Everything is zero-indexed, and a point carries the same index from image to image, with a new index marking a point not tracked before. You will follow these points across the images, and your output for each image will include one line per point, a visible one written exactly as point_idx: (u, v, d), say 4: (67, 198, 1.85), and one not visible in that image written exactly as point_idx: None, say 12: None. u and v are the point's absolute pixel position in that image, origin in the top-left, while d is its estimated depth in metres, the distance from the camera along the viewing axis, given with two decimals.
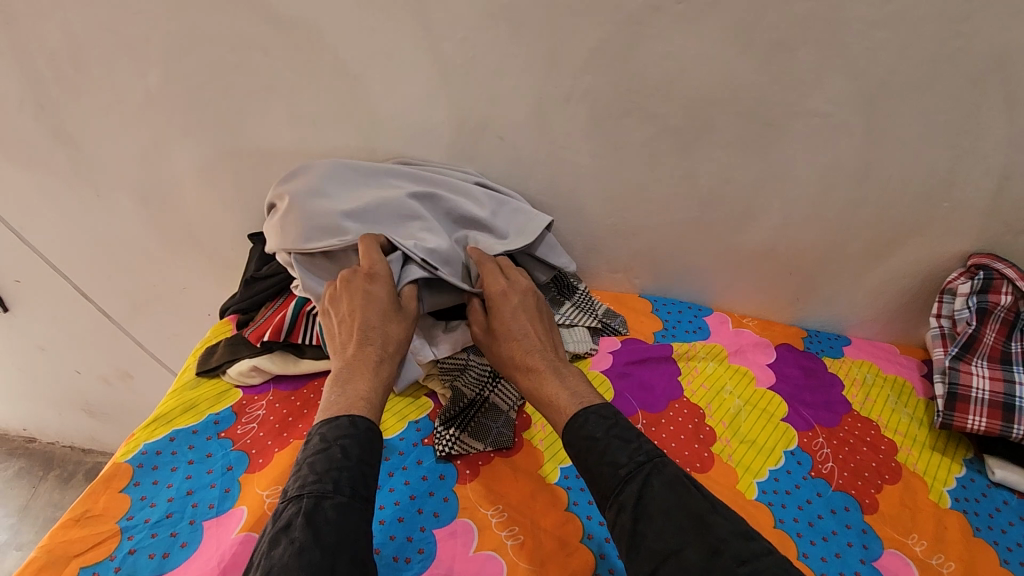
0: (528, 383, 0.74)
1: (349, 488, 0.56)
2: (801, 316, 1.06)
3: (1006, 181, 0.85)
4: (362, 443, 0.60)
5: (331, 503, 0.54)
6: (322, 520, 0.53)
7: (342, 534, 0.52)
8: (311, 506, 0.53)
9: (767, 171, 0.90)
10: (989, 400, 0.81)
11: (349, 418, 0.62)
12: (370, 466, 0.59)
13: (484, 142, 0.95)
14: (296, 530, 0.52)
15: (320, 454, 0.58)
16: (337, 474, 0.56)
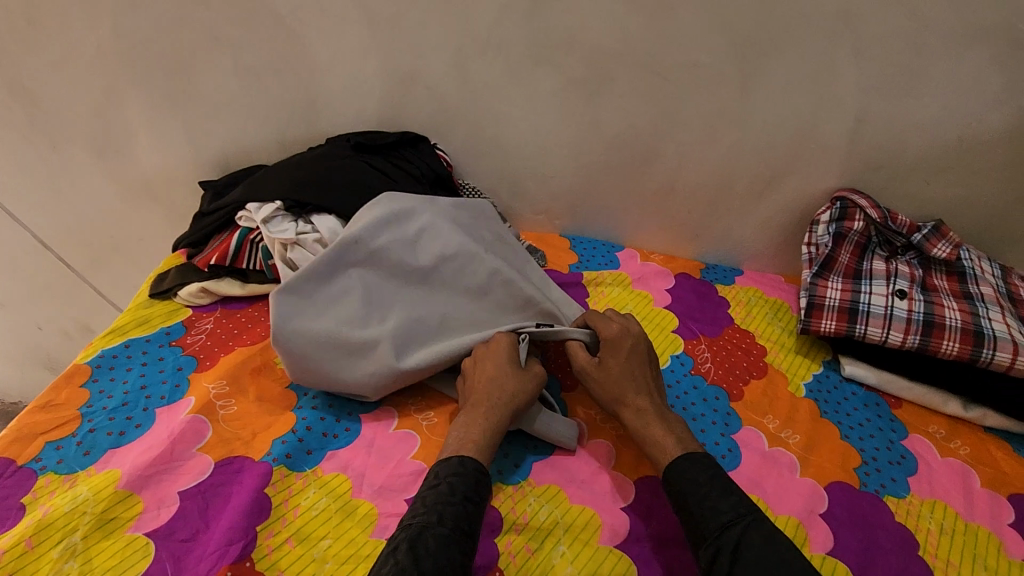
0: (636, 426, 0.74)
1: (453, 522, 0.59)
2: (703, 252, 1.20)
3: (862, 125, 0.97)
4: (469, 484, 0.64)
5: (435, 533, 0.57)
6: (427, 547, 0.56)
7: (440, 561, 0.55)
8: (416, 532, 0.57)
9: (659, 117, 1.02)
10: (838, 306, 0.95)
11: (461, 457, 0.67)
12: (474, 505, 0.62)
13: (413, 92, 1.07)
14: (401, 553, 0.55)
15: (429, 490, 0.63)
16: (442, 507, 0.60)
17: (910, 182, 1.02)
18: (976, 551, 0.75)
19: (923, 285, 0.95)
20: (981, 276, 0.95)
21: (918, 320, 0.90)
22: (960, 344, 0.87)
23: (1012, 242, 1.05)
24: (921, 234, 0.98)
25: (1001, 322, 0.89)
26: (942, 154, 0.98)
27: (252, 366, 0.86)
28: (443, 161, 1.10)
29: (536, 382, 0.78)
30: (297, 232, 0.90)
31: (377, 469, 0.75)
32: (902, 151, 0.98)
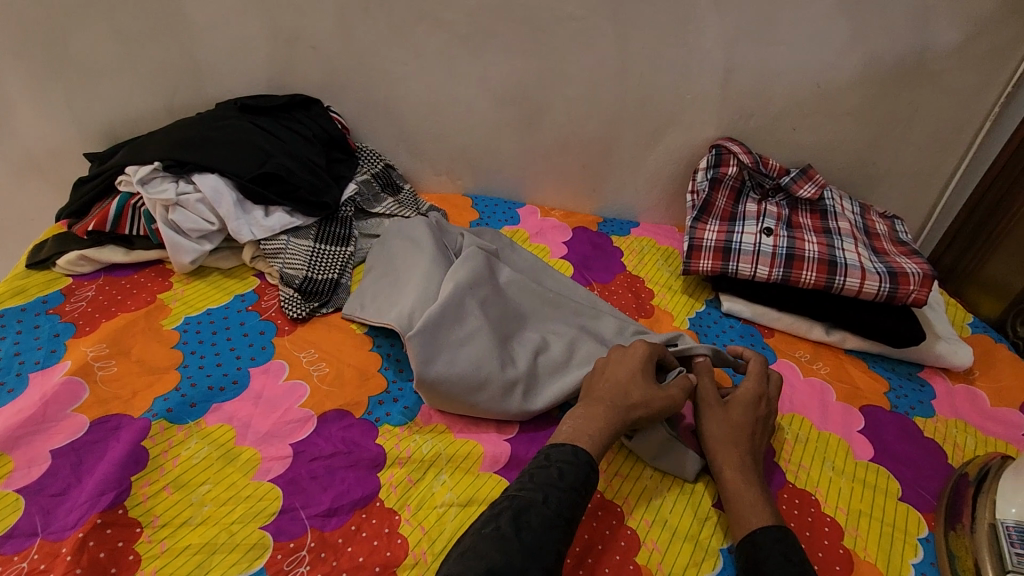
0: (734, 484, 0.69)
1: (557, 506, 0.57)
2: (602, 206, 1.25)
3: (730, 74, 1.04)
4: (580, 473, 0.61)
5: (538, 512, 0.56)
6: (528, 523, 0.55)
7: (539, 541, 0.54)
8: (520, 506, 0.56)
9: (544, 71, 1.07)
10: (715, 247, 1.02)
11: (574, 446, 0.64)
12: (582, 497, 0.60)
13: (301, 53, 1.09)
14: (503, 519, 0.55)
15: (539, 467, 0.61)
16: (549, 488, 0.58)
17: (779, 129, 1.09)
18: (825, 454, 0.81)
19: (788, 223, 1.04)
20: (840, 212, 1.06)
21: (781, 253, 0.98)
22: (817, 272, 0.96)
23: (875, 182, 1.14)
24: (789, 177, 1.07)
25: (853, 252, 0.98)
26: (804, 101, 1.05)
27: (137, 328, 0.85)
28: (338, 124, 1.11)
29: (664, 390, 0.73)
30: (178, 192, 0.93)
31: (264, 418, 0.75)
32: (768, 98, 1.06)
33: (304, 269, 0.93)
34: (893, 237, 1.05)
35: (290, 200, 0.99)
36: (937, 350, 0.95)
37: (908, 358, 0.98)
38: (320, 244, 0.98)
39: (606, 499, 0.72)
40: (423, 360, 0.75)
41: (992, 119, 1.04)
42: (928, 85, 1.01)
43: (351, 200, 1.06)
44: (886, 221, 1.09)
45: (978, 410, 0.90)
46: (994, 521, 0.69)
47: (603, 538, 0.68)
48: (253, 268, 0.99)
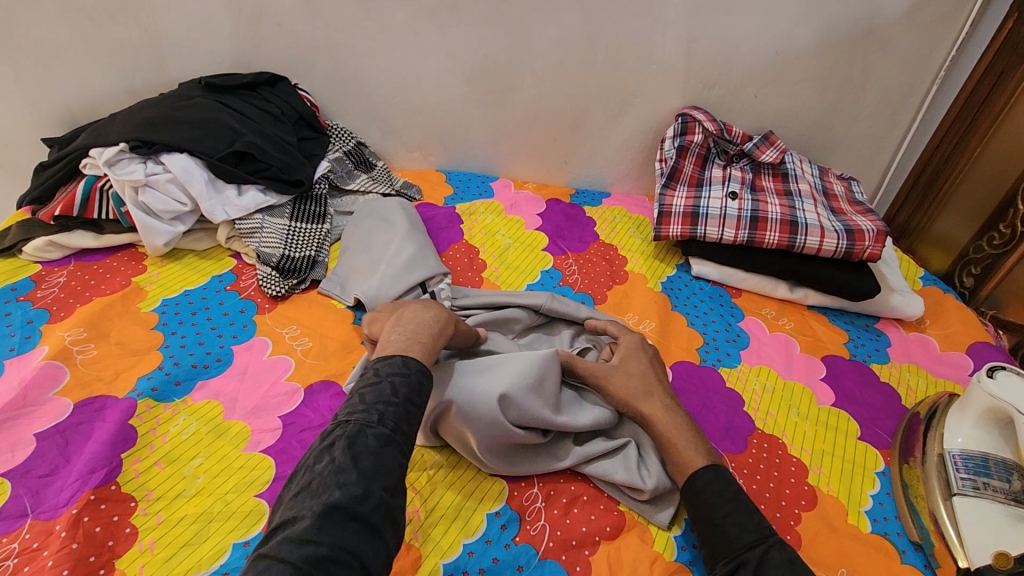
0: (664, 422, 0.70)
1: (393, 423, 0.55)
2: (574, 178, 1.28)
3: (693, 43, 1.06)
4: (411, 385, 0.59)
5: (375, 434, 0.54)
6: (364, 447, 0.52)
7: (377, 462, 0.52)
8: (354, 431, 0.53)
9: (511, 43, 1.08)
10: (683, 212, 1.05)
11: (403, 357, 0.62)
12: (415, 406, 0.58)
13: (264, 29, 1.08)
14: (338, 451, 0.52)
15: (370, 388, 0.58)
16: (383, 407, 0.56)
17: (741, 97, 1.13)
18: (791, 402, 0.86)
19: (752, 187, 1.09)
20: (801, 175, 1.11)
21: (746, 216, 1.03)
22: (779, 233, 1.00)
23: (833, 146, 1.19)
24: (752, 143, 1.11)
25: (813, 212, 1.03)
26: (765, 68, 1.09)
27: (113, 311, 0.84)
28: (307, 101, 1.11)
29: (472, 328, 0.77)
30: (147, 173, 0.92)
31: (251, 393, 0.76)
32: (730, 66, 1.09)
33: (281, 247, 0.94)
34: (850, 197, 1.10)
35: (262, 178, 0.98)
36: (891, 302, 1.02)
37: (866, 311, 1.03)
38: (295, 222, 0.98)
39: None
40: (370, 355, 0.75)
41: (939, 82, 1.09)
42: (880, 50, 1.06)
43: (324, 177, 1.06)
44: (843, 183, 1.15)
45: (929, 355, 0.97)
46: (942, 452, 0.75)
47: (587, 488, 0.71)
48: (229, 249, 0.99)
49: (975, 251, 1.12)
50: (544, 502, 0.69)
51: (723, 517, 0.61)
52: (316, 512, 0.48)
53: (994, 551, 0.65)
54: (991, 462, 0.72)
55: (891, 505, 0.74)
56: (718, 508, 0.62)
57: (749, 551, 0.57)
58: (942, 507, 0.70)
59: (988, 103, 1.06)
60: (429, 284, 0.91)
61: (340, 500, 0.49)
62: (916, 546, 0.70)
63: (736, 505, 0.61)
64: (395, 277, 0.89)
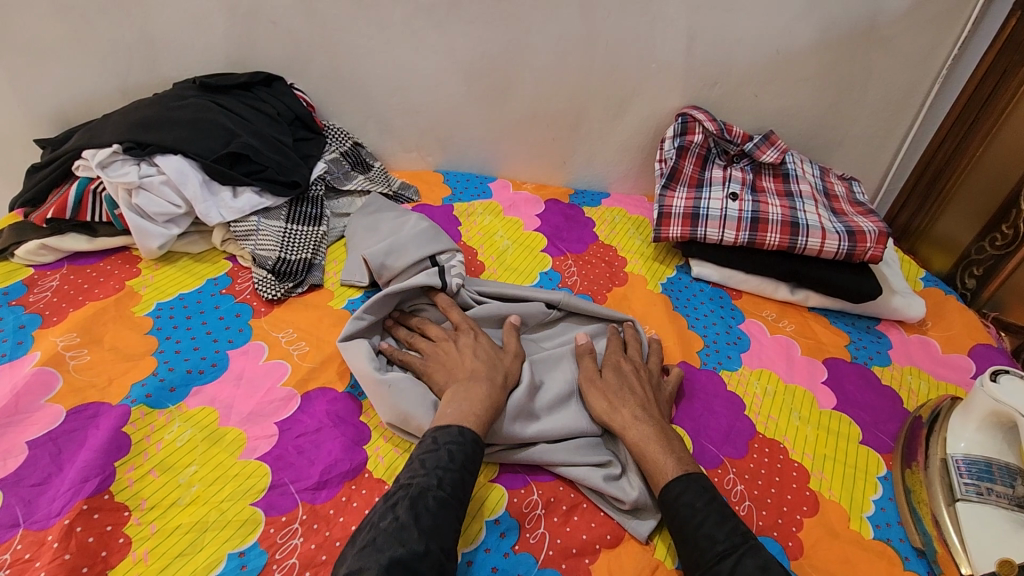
0: (635, 439, 0.70)
1: (451, 487, 0.60)
2: (572, 178, 1.27)
3: (693, 42, 1.05)
4: (468, 453, 0.63)
5: (434, 496, 0.58)
6: (425, 508, 0.57)
7: (435, 523, 0.56)
8: (416, 493, 0.58)
9: (509, 42, 1.07)
10: (684, 213, 1.04)
11: (460, 427, 0.65)
12: (470, 474, 0.63)
13: (258, 28, 1.06)
14: (400, 510, 0.56)
15: (429, 453, 0.62)
16: (441, 472, 0.60)
17: (741, 96, 1.12)
18: (792, 405, 0.85)
19: (752, 187, 1.08)
20: (801, 175, 1.10)
21: (747, 217, 1.02)
22: (780, 234, 1.00)
23: (834, 146, 1.18)
24: (752, 143, 1.10)
25: (814, 213, 1.02)
26: (766, 67, 1.08)
27: (107, 316, 0.83)
28: (303, 101, 1.09)
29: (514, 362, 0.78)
30: (141, 175, 0.90)
31: (246, 399, 0.75)
32: (731, 65, 1.08)
33: (277, 250, 0.92)
34: (852, 198, 1.09)
35: (258, 179, 0.97)
36: (892, 304, 1.01)
37: (867, 313, 1.03)
38: (291, 224, 0.97)
39: None
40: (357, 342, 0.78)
41: (941, 81, 1.08)
42: (881, 49, 1.05)
43: (321, 179, 1.05)
44: (844, 183, 1.14)
45: (931, 357, 0.96)
46: (945, 457, 0.74)
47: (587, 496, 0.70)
48: (225, 251, 0.97)
49: (977, 252, 1.12)
50: (543, 509, 0.68)
51: (696, 529, 0.61)
52: (381, 564, 0.51)
53: (998, 558, 0.64)
54: (994, 467, 0.71)
55: (894, 510, 0.74)
56: (690, 521, 0.61)
57: (718, 565, 0.57)
58: (945, 512, 0.70)
59: (991, 102, 1.05)
60: (441, 257, 0.92)
61: (402, 555, 0.52)
62: (919, 552, 0.69)
63: (706, 515, 0.61)
64: (407, 248, 0.91)
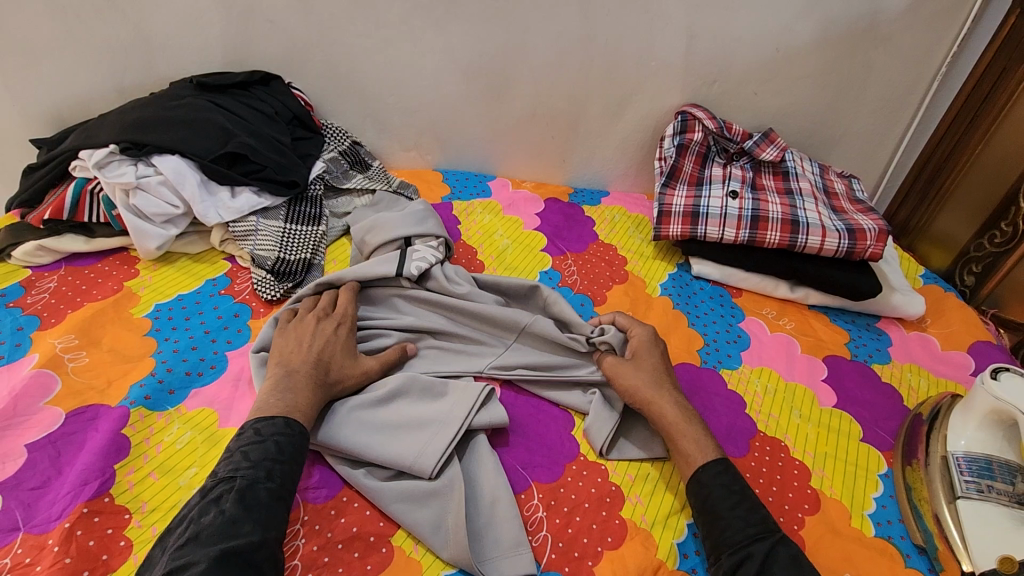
0: (674, 418, 0.71)
1: (281, 478, 0.59)
2: (572, 176, 1.26)
3: (692, 40, 1.05)
4: (296, 442, 0.63)
5: (265, 487, 0.58)
6: (255, 500, 0.56)
7: (268, 515, 0.56)
8: (243, 485, 0.57)
9: (509, 40, 1.07)
10: (683, 211, 1.04)
11: (288, 418, 0.65)
12: (299, 464, 0.62)
13: (256, 28, 1.06)
14: (226, 503, 0.55)
15: (251, 446, 0.61)
16: (270, 463, 0.60)
17: (741, 94, 1.12)
18: (792, 403, 0.85)
19: (752, 185, 1.08)
20: (801, 173, 1.10)
21: (747, 216, 1.02)
22: (780, 232, 1.00)
23: (833, 144, 1.18)
24: (752, 141, 1.09)
25: (814, 212, 1.02)
26: (766, 65, 1.08)
27: (105, 317, 0.83)
28: (301, 101, 1.09)
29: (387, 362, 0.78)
30: (138, 175, 0.90)
31: (246, 400, 0.75)
32: (730, 63, 1.08)
33: (276, 250, 0.92)
34: (851, 195, 1.09)
35: (256, 180, 0.96)
36: (892, 301, 1.01)
37: (867, 310, 1.03)
38: (290, 224, 0.97)
39: (589, 459, 0.74)
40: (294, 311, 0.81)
41: (940, 78, 1.08)
42: (880, 47, 1.05)
43: (320, 178, 1.05)
44: (843, 181, 1.14)
45: (930, 355, 0.97)
46: (946, 454, 0.74)
47: (588, 497, 0.70)
48: (223, 252, 0.97)
49: (976, 249, 1.12)
50: (544, 511, 0.68)
51: (728, 510, 0.62)
52: (211, 557, 0.51)
53: (1000, 554, 0.65)
54: (995, 464, 0.72)
55: (895, 508, 0.74)
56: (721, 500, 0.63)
57: (751, 545, 0.59)
58: (946, 510, 0.70)
59: (990, 100, 1.05)
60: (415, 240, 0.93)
61: (239, 546, 0.52)
62: (920, 550, 0.69)
63: (740, 499, 0.63)
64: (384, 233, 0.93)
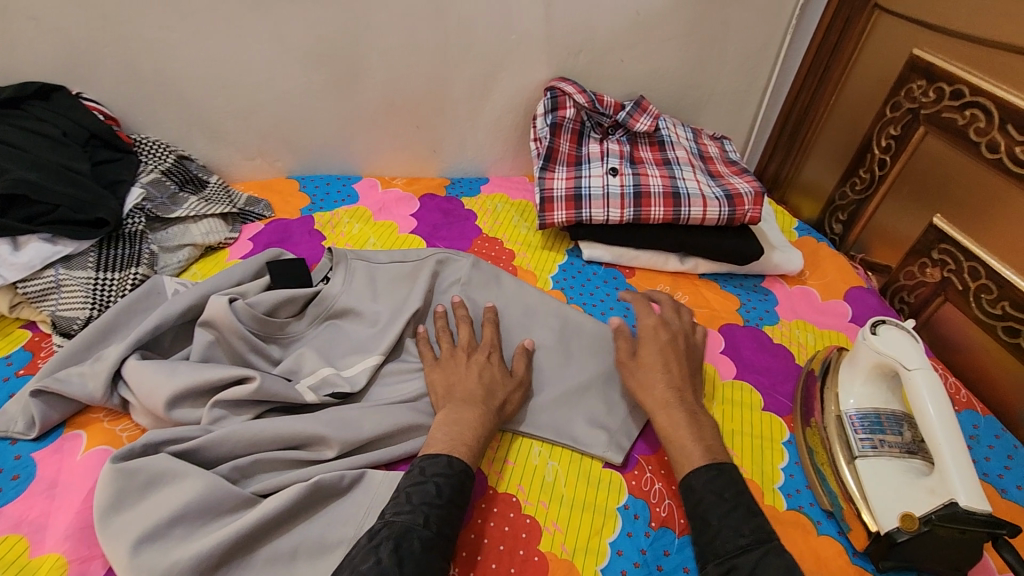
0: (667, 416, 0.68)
1: (437, 526, 0.56)
2: (445, 167, 1.16)
3: (550, 9, 0.98)
4: (455, 485, 0.60)
5: (419, 536, 0.54)
6: (410, 548, 0.53)
7: (423, 566, 0.53)
8: (399, 533, 0.54)
9: (349, 21, 0.93)
10: (566, 194, 0.98)
11: (449, 457, 0.62)
12: (458, 509, 0.59)
13: (16, 27, 0.84)
14: (384, 551, 0.53)
15: (415, 487, 0.59)
16: (428, 508, 0.57)
17: (607, 63, 1.07)
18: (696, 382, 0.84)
19: (631, 159, 1.04)
20: (675, 140, 1.08)
21: (629, 192, 0.97)
22: (663, 207, 0.96)
23: (701, 105, 1.18)
24: (625, 112, 1.06)
25: (693, 180, 1.00)
26: (627, 30, 1.03)
27: None
28: (98, 115, 0.89)
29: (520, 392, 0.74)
30: None
31: (65, 511, 0.59)
32: (593, 31, 1.02)
33: (88, 308, 0.76)
34: (725, 157, 1.09)
35: (45, 224, 0.77)
36: (774, 260, 1.03)
37: (752, 272, 1.04)
38: (104, 272, 0.79)
39: (499, 492, 0.68)
40: (294, 363, 0.75)
41: (792, 32, 1.10)
42: (735, 4, 1.04)
43: (138, 209, 0.86)
44: (716, 143, 1.13)
45: (812, 306, 1.00)
46: (840, 413, 0.75)
47: (503, 536, 0.64)
48: (19, 317, 0.78)
49: (841, 198, 1.12)
50: (457, 567, 0.61)
51: (720, 517, 0.59)
52: None
53: (900, 513, 0.64)
54: (883, 417, 0.73)
55: (801, 475, 0.75)
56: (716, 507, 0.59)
57: (742, 557, 0.56)
58: (846, 470, 0.70)
59: (839, 49, 1.08)
60: (340, 302, 0.83)
61: None
62: (829, 514, 0.71)
63: None
64: (323, 302, 0.82)
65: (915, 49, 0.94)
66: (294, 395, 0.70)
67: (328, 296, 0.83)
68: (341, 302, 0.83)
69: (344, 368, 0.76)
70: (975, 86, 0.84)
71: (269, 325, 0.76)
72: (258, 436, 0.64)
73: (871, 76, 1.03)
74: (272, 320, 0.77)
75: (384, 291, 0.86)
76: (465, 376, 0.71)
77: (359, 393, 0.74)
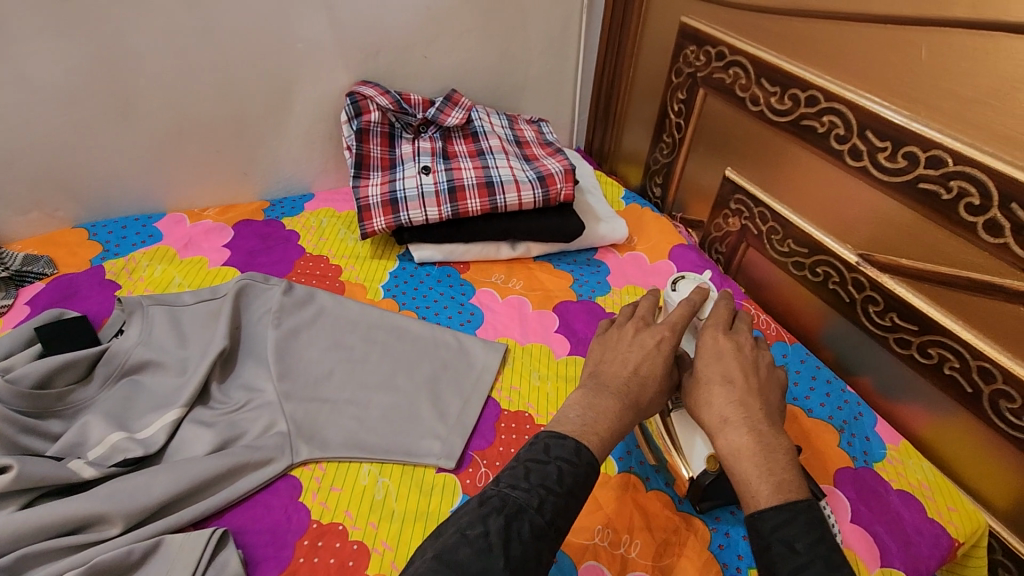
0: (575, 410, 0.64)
1: (552, 514, 0.49)
2: (263, 189, 1.10)
3: (333, 13, 0.94)
4: (580, 476, 0.52)
5: (531, 521, 0.47)
6: (521, 531, 0.46)
7: (530, 555, 0.46)
8: (513, 510, 0.47)
9: (103, 49, 0.85)
10: (382, 200, 0.96)
11: (577, 441, 0.54)
12: (577, 502, 0.51)
13: None
14: (493, 526, 0.46)
15: (536, 465, 0.52)
16: (545, 492, 0.49)
17: (409, 61, 1.05)
18: (531, 366, 0.85)
19: (444, 155, 1.02)
20: (490, 130, 1.08)
21: (444, 189, 0.96)
22: (479, 198, 0.96)
23: (519, 90, 1.19)
24: (434, 108, 1.05)
25: (506, 167, 1.00)
26: (421, 26, 1.02)
27: None
28: None
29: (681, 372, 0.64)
30: None
31: None
32: (385, 30, 0.99)
33: None
34: (541, 140, 1.11)
35: None
36: (599, 232, 1.06)
37: (583, 246, 1.07)
38: None
39: (323, 524, 0.65)
40: (77, 437, 0.67)
41: (586, 10, 1.13)
42: None
43: None
44: (532, 127, 1.15)
45: (641, 270, 1.04)
46: None
47: (327, 569, 0.62)
48: None
49: (656, 162, 1.18)
50: None
51: None
52: None
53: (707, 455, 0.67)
54: None
55: (631, 436, 0.77)
56: None
57: None
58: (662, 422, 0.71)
59: (629, 22, 1.12)
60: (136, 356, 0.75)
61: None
62: (657, 468, 0.74)
63: None
64: (115, 360, 0.74)
65: (683, 17, 1.00)
66: (68, 473, 0.64)
67: (121, 352, 0.75)
68: (138, 356, 0.75)
69: (139, 431, 0.70)
70: (732, 46, 0.90)
71: (42, 399, 0.68)
72: (20, 529, 0.58)
73: (657, 45, 1.09)
74: (46, 393, 0.69)
75: (192, 333, 0.79)
76: (629, 358, 0.62)
77: (157, 454, 0.69)
